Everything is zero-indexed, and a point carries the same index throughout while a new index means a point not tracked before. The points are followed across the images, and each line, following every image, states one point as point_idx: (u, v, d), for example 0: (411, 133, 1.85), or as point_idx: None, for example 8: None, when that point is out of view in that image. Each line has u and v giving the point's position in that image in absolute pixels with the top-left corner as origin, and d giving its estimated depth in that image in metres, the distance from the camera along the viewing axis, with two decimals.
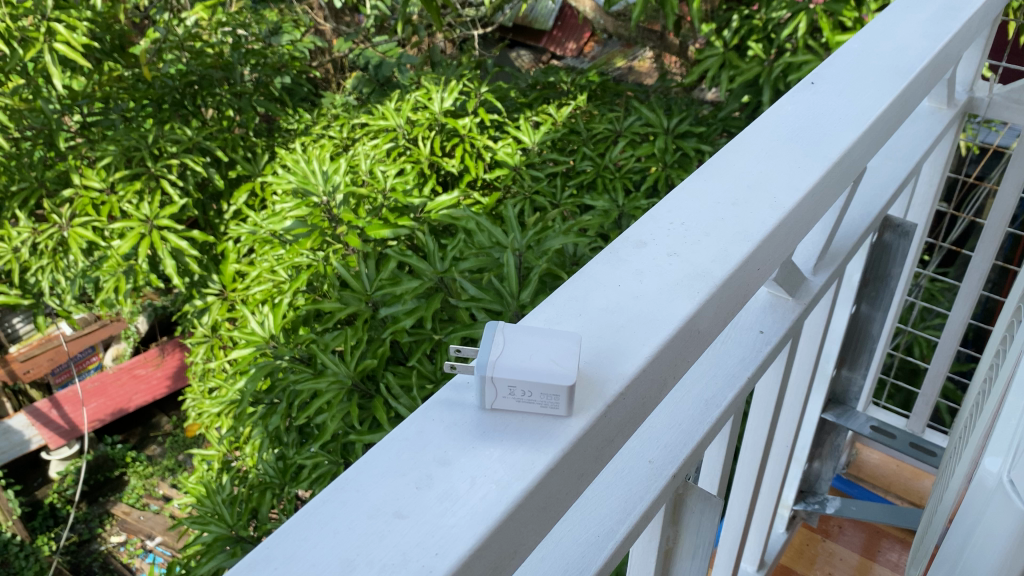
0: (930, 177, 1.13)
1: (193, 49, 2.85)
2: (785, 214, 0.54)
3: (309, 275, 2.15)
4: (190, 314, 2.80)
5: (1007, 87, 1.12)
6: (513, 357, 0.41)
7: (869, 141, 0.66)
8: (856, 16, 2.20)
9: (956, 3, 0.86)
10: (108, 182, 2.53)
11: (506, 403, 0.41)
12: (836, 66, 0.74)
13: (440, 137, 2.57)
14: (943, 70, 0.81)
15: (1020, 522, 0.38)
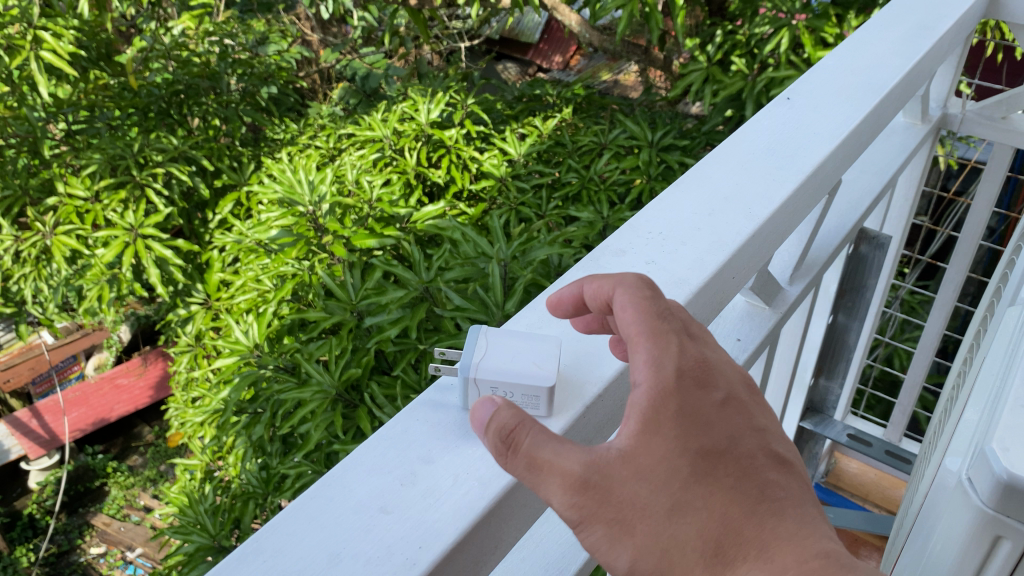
0: (906, 190, 1.16)
1: (180, 57, 2.87)
2: (759, 224, 0.56)
3: (294, 284, 2.16)
4: (174, 323, 2.79)
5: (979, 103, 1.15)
6: (493, 363, 0.43)
7: (843, 154, 0.68)
8: (838, 32, 2.23)
9: (929, 21, 0.88)
10: (92, 190, 2.52)
11: (492, 405, 0.43)
12: (812, 82, 0.76)
13: (426, 148, 2.58)
14: (916, 87, 0.83)
15: (975, 520, 0.41)
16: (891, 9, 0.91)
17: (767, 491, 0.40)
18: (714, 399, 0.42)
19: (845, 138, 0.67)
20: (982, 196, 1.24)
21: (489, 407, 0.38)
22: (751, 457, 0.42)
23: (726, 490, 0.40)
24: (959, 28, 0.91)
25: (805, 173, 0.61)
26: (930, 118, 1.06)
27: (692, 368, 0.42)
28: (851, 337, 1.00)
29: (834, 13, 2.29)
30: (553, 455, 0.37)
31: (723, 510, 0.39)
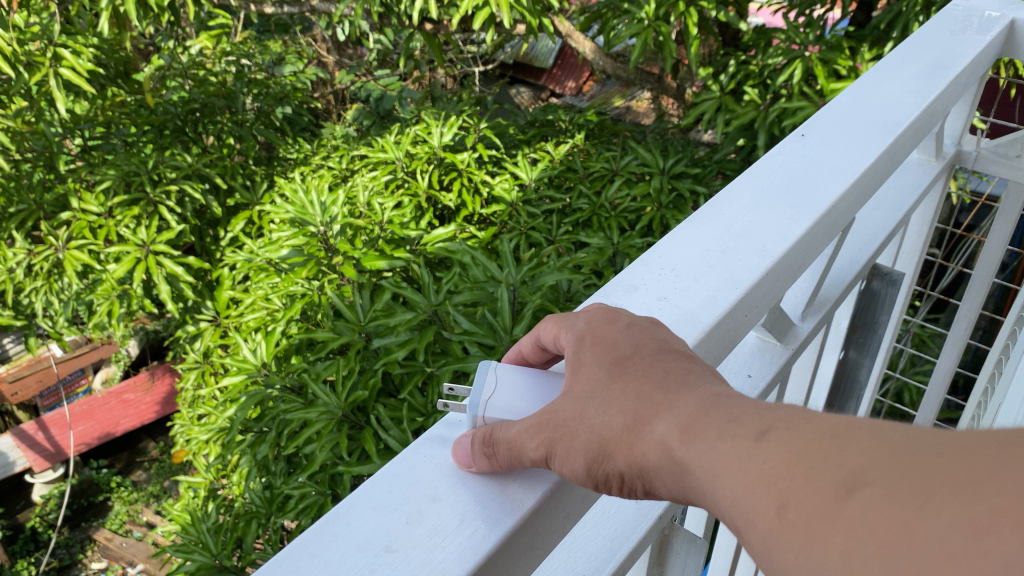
0: (919, 227, 1.15)
1: (196, 77, 2.92)
2: (773, 263, 0.56)
3: (303, 303, 2.16)
4: (182, 340, 2.79)
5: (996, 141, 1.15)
6: (503, 401, 0.45)
7: (858, 191, 0.68)
8: (851, 65, 2.23)
9: (945, 61, 0.88)
10: (106, 206, 2.54)
11: None
12: (826, 120, 0.77)
13: (439, 171, 2.59)
14: (932, 126, 0.83)
15: None
16: (907, 46, 0.91)
17: (673, 365, 0.39)
18: (619, 324, 0.43)
19: (861, 176, 0.67)
20: (997, 235, 1.24)
21: (467, 441, 0.42)
22: (659, 348, 0.41)
23: (637, 374, 0.39)
24: (975, 67, 0.91)
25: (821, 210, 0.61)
26: (945, 155, 1.06)
27: (598, 317, 0.45)
28: (861, 373, 0.99)
29: (847, 46, 2.29)
30: (506, 423, 0.41)
31: (637, 385, 0.39)
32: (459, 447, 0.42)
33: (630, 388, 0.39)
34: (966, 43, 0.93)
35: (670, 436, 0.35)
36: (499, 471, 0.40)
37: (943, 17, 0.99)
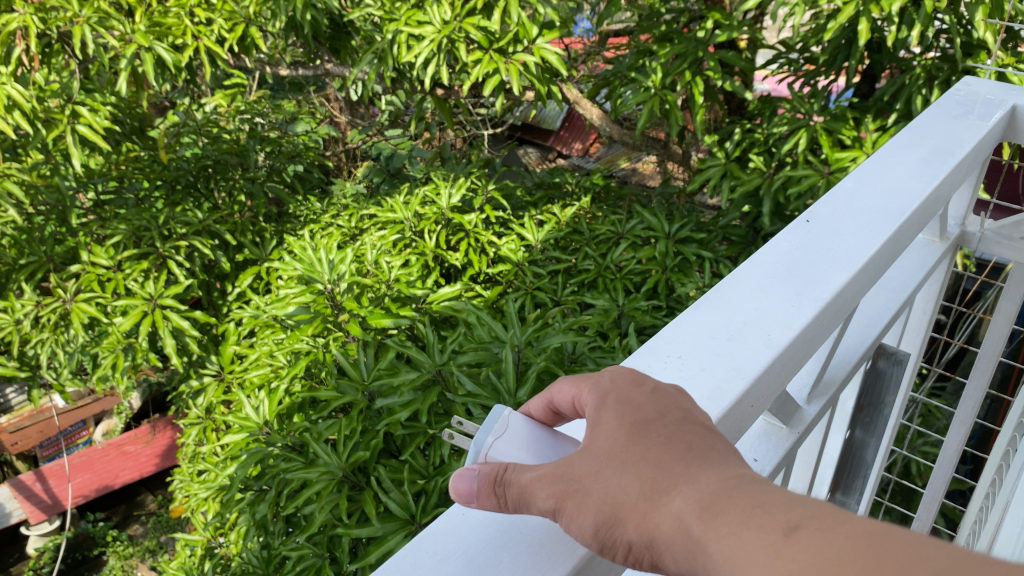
0: (924, 305, 1.15)
1: (210, 135, 2.99)
2: (778, 353, 0.56)
3: (308, 361, 2.16)
4: (185, 395, 2.78)
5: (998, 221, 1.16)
6: (506, 447, 0.50)
7: (862, 279, 0.69)
8: (855, 135, 2.26)
9: (948, 147, 0.90)
10: (115, 259, 2.56)
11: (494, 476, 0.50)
12: (829, 209, 0.78)
13: (446, 231, 2.62)
14: (934, 213, 0.84)
15: None
16: (907, 134, 0.94)
17: (695, 439, 0.41)
18: (644, 389, 0.46)
19: (864, 264, 0.68)
20: (1004, 313, 1.24)
21: (472, 475, 0.46)
22: (683, 420, 0.43)
23: (659, 440, 0.41)
24: (976, 155, 0.93)
25: (825, 299, 0.62)
26: (949, 235, 1.07)
27: (624, 381, 0.47)
28: (869, 454, 0.97)
29: (851, 117, 2.33)
30: (525, 472, 0.44)
31: (655, 454, 0.41)
32: (469, 484, 0.45)
33: (648, 457, 0.41)
34: (966, 131, 0.95)
35: (680, 503, 0.37)
36: (510, 508, 0.44)
37: (942, 106, 1.02)
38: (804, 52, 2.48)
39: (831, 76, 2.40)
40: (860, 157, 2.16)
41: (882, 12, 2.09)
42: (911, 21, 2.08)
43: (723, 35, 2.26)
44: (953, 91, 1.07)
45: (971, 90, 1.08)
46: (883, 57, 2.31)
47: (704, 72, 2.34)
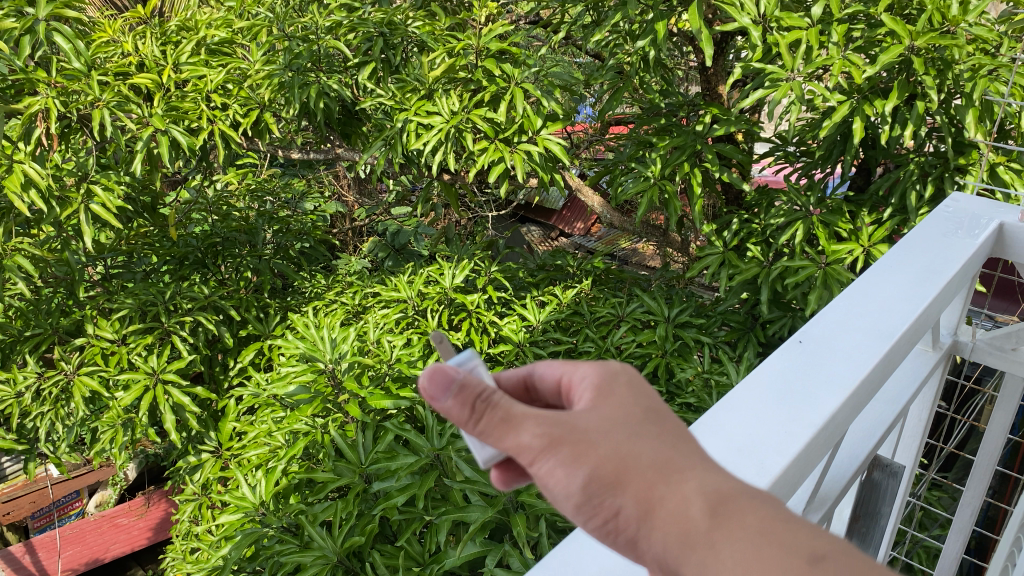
0: (918, 413, 1.18)
1: (220, 213, 3.06)
2: (771, 484, 0.57)
3: (306, 442, 2.15)
4: (182, 470, 2.77)
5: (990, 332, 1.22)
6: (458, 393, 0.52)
7: (856, 402, 0.71)
8: (851, 228, 2.30)
9: (936, 266, 0.96)
10: (119, 333, 2.58)
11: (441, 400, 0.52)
12: (821, 330, 0.82)
13: (449, 311, 2.65)
14: (924, 332, 0.87)
15: None
16: (893, 257, 0.98)
17: (696, 440, 0.43)
18: (640, 383, 0.48)
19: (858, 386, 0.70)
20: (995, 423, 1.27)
21: (460, 376, 0.46)
22: (680, 423, 0.45)
23: (665, 430, 0.43)
24: (961, 276, 0.97)
25: (822, 421, 0.63)
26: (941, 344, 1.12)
27: (622, 371, 0.49)
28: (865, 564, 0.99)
29: (847, 210, 2.38)
30: (522, 409, 0.44)
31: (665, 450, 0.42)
32: (450, 387, 0.46)
33: (658, 446, 0.41)
34: (951, 255, 1.00)
35: (693, 499, 0.38)
36: (496, 426, 0.44)
37: (924, 229, 1.07)
38: (800, 145, 2.55)
39: (827, 169, 2.46)
40: (857, 250, 2.20)
41: (875, 111, 2.15)
42: (904, 120, 2.15)
43: (721, 130, 2.33)
44: (933, 216, 1.13)
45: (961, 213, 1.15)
46: (878, 153, 2.37)
47: (703, 163, 2.40)
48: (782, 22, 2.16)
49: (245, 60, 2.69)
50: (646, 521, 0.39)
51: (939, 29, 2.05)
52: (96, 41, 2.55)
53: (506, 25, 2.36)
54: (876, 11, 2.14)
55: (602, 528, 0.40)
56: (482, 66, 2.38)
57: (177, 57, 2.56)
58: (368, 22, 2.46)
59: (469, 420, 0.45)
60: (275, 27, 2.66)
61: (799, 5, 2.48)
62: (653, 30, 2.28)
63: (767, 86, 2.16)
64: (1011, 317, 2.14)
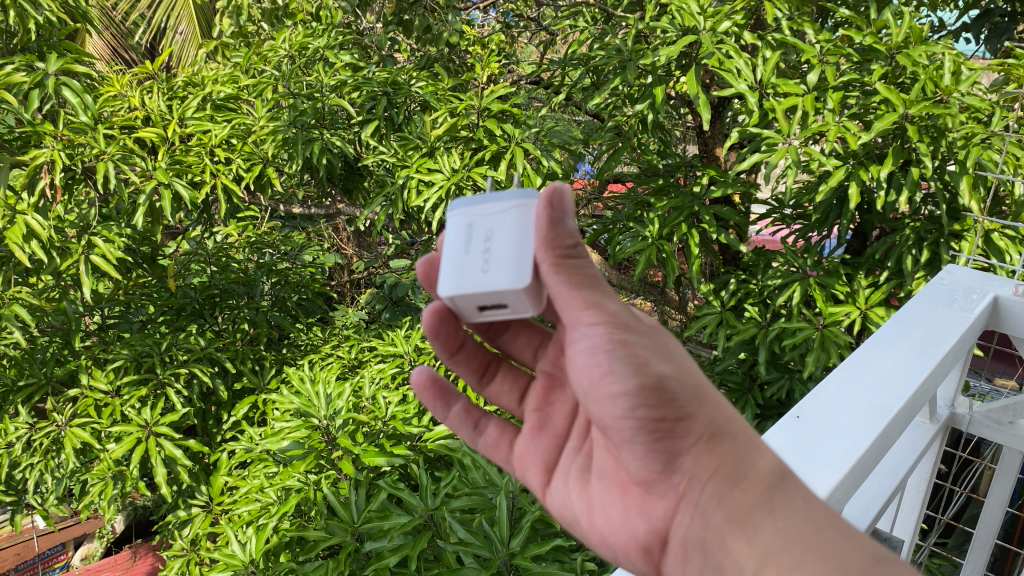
0: (917, 480, 1.28)
1: (220, 264, 3.07)
2: None
3: (298, 499, 2.12)
4: (171, 525, 2.72)
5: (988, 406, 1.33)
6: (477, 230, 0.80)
7: (852, 478, 0.73)
8: (848, 290, 2.32)
9: (929, 345, 0.99)
10: (114, 385, 2.57)
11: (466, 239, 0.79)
12: (818, 405, 0.84)
13: (445, 367, 2.65)
14: (920, 406, 0.90)
15: None
16: (886, 336, 1.03)
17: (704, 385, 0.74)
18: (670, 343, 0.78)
19: (854, 463, 0.72)
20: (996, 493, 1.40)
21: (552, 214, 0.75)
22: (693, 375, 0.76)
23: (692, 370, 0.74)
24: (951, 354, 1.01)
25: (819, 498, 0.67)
26: (938, 418, 1.22)
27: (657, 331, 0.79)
28: None
29: (844, 273, 2.40)
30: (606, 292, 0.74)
31: (720, 418, 0.71)
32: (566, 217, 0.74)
33: (717, 414, 0.71)
34: (940, 335, 1.05)
35: (752, 463, 0.66)
36: (585, 272, 0.73)
37: (914, 312, 1.13)
38: (797, 208, 2.58)
39: (824, 231, 2.48)
40: (853, 313, 2.21)
41: (870, 177, 2.18)
42: (899, 186, 2.17)
43: (718, 191, 2.36)
44: (920, 298, 1.20)
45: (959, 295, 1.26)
46: (874, 218, 2.39)
47: (700, 225, 2.43)
48: (778, 88, 2.21)
49: (250, 115, 2.73)
50: (698, 445, 0.69)
51: (932, 99, 2.09)
52: (104, 96, 2.59)
53: (507, 87, 2.44)
54: (870, 79, 2.19)
55: (649, 414, 0.70)
56: (483, 126, 2.42)
57: (182, 112, 2.61)
58: (372, 81, 2.55)
59: (554, 249, 0.73)
60: (281, 85, 2.71)
61: (795, 72, 2.54)
62: (652, 94, 2.33)
63: (764, 150, 2.19)
64: (1009, 381, 2.14)
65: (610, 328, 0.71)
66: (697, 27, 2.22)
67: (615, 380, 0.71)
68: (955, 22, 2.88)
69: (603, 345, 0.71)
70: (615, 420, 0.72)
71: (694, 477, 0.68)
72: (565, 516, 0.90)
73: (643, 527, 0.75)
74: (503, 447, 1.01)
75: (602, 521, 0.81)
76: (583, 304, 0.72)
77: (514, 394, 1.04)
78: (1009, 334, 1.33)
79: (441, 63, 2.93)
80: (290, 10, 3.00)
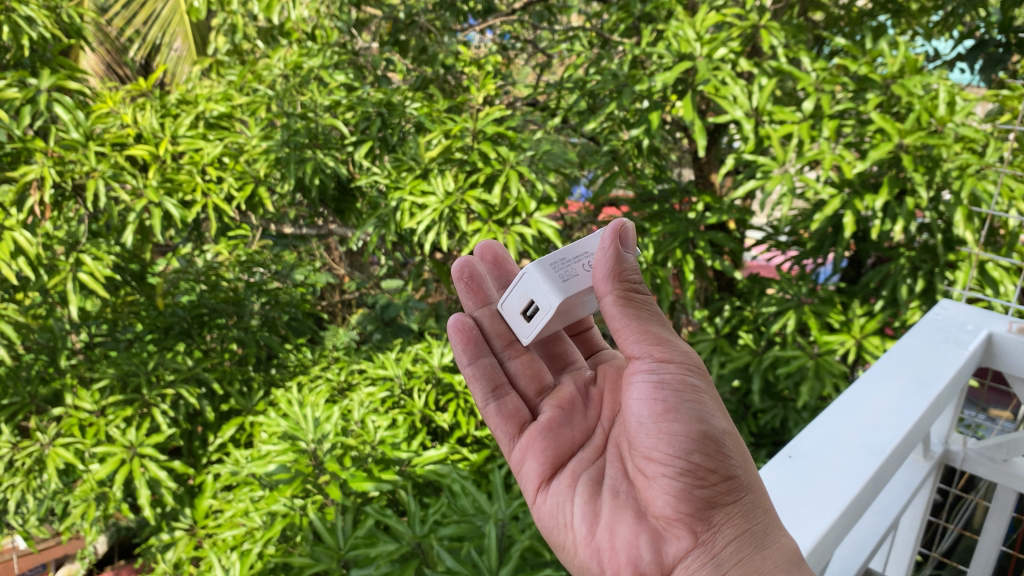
0: (913, 519, 1.28)
1: (210, 284, 3.03)
2: None
3: (283, 524, 2.07)
4: (154, 548, 2.66)
5: (981, 444, 1.32)
6: None
7: (844, 522, 0.71)
8: (843, 318, 2.30)
9: (924, 383, 0.98)
10: (99, 404, 2.53)
11: None
12: (811, 443, 0.82)
13: (436, 391, 2.62)
14: (914, 446, 0.88)
15: None
16: (880, 372, 1.01)
17: None
18: None
19: (847, 505, 0.70)
20: (990, 530, 1.38)
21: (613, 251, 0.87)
22: None
23: None
24: (946, 392, 1.00)
25: (807, 547, 0.65)
26: (932, 455, 1.21)
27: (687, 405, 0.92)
28: None
29: (838, 301, 2.38)
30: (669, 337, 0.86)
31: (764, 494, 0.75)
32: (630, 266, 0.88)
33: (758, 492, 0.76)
34: (934, 372, 1.03)
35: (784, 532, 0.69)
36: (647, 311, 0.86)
37: (908, 347, 1.12)
38: (791, 235, 2.57)
39: (819, 259, 2.47)
40: (848, 341, 2.20)
41: (866, 205, 2.17)
42: (894, 215, 2.16)
43: (713, 217, 2.35)
44: (914, 333, 1.19)
45: (957, 332, 1.25)
46: (868, 246, 2.38)
47: (694, 251, 2.41)
48: (774, 115, 2.20)
49: (243, 134, 2.72)
50: (734, 510, 0.74)
51: (926, 128, 2.09)
52: (96, 112, 2.57)
53: (502, 110, 2.40)
54: (865, 108, 2.19)
55: (703, 461, 0.77)
56: (477, 148, 2.39)
57: (175, 130, 2.58)
58: (367, 102, 2.55)
59: (621, 284, 0.86)
60: (274, 104, 2.69)
61: (790, 100, 2.54)
62: (647, 119, 2.33)
63: (759, 177, 2.18)
64: (1003, 413, 2.12)
65: (684, 382, 0.81)
66: (693, 53, 2.21)
67: (682, 425, 0.79)
68: (949, 52, 2.89)
69: (676, 393, 0.81)
70: (665, 455, 0.79)
71: (722, 538, 0.72)
72: (556, 522, 0.92)
73: (647, 560, 0.77)
74: (511, 419, 1.03)
75: (603, 539, 0.84)
76: (648, 338, 0.84)
77: (526, 384, 1.10)
78: (1003, 370, 1.32)
79: (436, 84, 2.92)
80: (286, 29, 2.99)
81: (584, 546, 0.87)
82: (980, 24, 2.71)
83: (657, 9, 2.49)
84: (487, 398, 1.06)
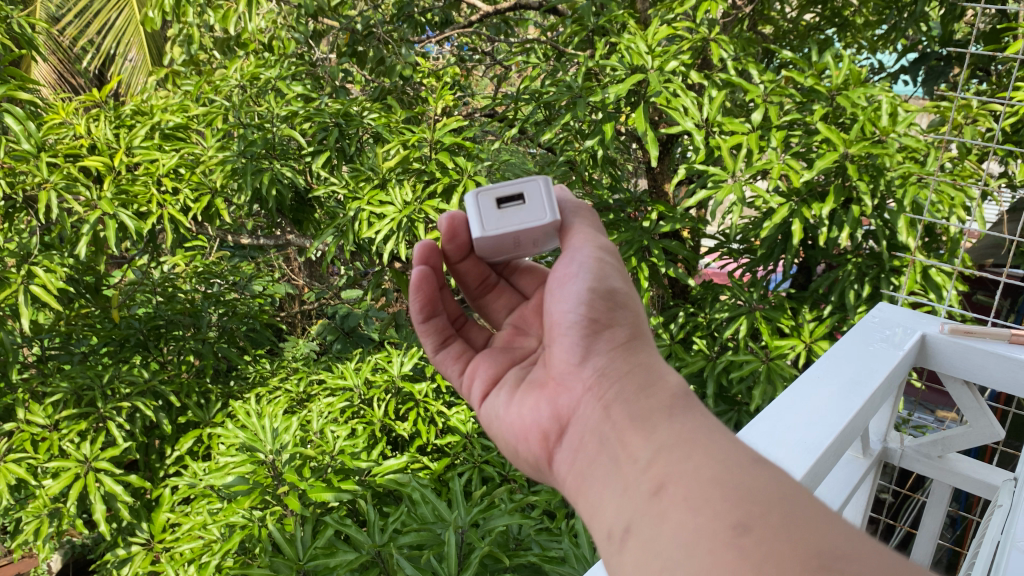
0: (854, 513, 1.34)
1: (166, 294, 3.00)
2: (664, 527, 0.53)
3: (242, 536, 2.05)
4: (109, 565, 2.61)
5: (917, 441, 1.38)
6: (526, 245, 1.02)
7: None
8: (793, 323, 2.36)
9: (860, 385, 1.01)
10: (52, 419, 2.49)
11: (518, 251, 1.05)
12: (750, 442, 0.85)
13: (396, 400, 2.64)
14: (850, 441, 0.92)
15: None
16: (819, 372, 1.05)
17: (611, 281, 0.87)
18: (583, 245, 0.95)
19: None
20: (927, 524, 1.44)
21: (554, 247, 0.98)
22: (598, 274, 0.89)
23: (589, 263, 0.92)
24: (880, 391, 1.04)
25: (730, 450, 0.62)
26: (870, 452, 1.28)
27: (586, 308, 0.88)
28: None
29: (790, 307, 2.45)
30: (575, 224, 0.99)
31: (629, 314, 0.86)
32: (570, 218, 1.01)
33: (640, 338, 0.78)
34: (869, 372, 1.07)
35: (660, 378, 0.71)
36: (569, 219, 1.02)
37: (847, 347, 1.17)
38: (743, 242, 2.63)
39: (769, 266, 2.53)
40: (799, 345, 2.24)
41: (813, 214, 2.23)
42: (841, 222, 2.22)
43: (667, 226, 2.38)
44: (853, 334, 1.24)
45: (897, 334, 1.30)
46: (817, 253, 2.45)
47: (649, 258, 2.44)
48: (725, 126, 2.25)
49: (198, 144, 2.72)
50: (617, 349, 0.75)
51: (871, 138, 2.16)
52: (47, 122, 2.54)
53: (460, 121, 2.42)
54: (811, 119, 2.25)
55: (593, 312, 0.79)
56: (436, 158, 2.40)
57: (130, 141, 2.59)
58: (324, 113, 2.54)
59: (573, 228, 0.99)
60: (231, 115, 2.69)
61: (741, 111, 2.59)
62: (601, 130, 2.38)
63: (709, 186, 2.23)
64: (948, 412, 2.19)
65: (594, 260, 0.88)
66: (645, 65, 2.26)
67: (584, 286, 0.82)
68: (894, 65, 2.99)
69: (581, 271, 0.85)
70: (565, 314, 0.81)
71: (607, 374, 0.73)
72: (492, 422, 0.91)
73: (551, 415, 0.78)
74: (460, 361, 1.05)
75: (524, 411, 0.84)
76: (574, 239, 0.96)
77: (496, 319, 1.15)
78: (936, 369, 1.37)
79: (394, 95, 2.92)
80: (242, 40, 3.04)
81: (509, 427, 0.86)
82: (922, 38, 2.81)
83: (610, 23, 2.55)
84: (437, 347, 1.06)
